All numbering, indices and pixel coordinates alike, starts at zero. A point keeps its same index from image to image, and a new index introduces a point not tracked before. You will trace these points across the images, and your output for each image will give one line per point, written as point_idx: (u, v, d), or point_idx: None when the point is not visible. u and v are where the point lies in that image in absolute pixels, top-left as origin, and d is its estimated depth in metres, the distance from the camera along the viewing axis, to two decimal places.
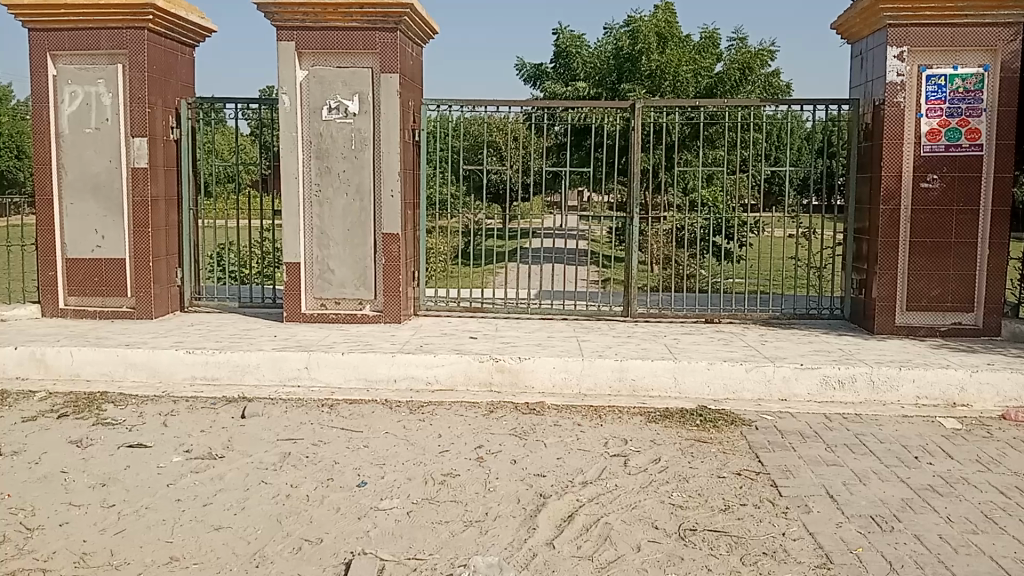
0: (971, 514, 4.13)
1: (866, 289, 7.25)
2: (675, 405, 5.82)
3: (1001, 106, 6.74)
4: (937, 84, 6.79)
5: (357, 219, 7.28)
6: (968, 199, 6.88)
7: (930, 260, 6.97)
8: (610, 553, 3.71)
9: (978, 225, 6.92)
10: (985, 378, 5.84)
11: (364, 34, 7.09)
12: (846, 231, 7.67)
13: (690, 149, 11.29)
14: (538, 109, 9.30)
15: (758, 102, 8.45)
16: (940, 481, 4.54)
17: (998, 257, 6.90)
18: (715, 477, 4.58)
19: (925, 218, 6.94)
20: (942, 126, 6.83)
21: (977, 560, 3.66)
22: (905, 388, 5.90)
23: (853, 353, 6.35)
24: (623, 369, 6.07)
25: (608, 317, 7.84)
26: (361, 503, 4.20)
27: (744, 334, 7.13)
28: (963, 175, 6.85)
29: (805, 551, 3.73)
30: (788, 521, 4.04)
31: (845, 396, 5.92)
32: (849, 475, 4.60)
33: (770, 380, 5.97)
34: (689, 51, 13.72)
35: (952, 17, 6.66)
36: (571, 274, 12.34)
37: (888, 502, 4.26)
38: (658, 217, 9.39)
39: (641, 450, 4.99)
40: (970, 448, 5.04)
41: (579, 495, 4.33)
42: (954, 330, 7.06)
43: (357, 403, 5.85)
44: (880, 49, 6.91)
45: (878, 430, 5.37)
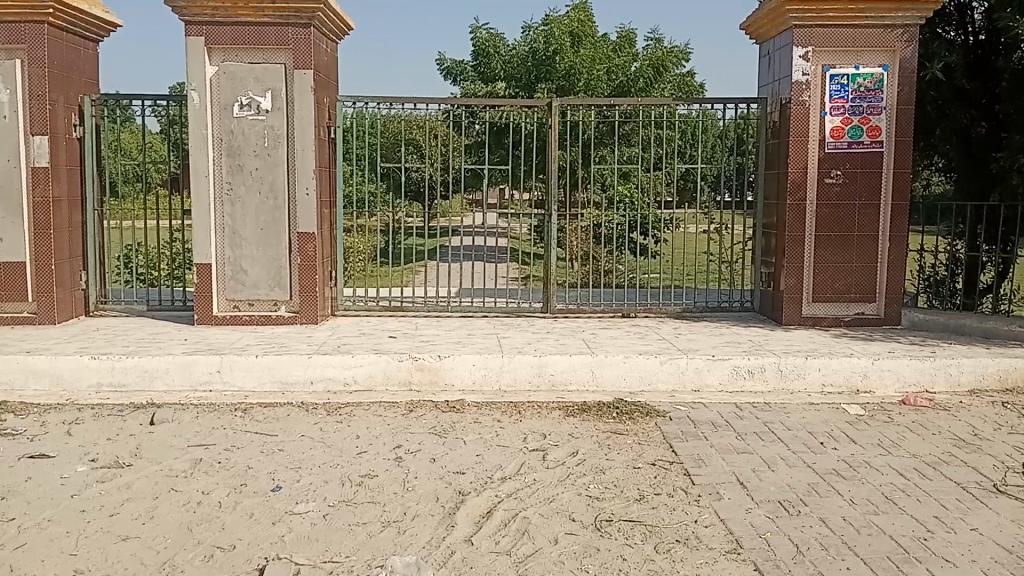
0: (873, 495, 4.31)
1: (775, 282, 7.48)
2: (593, 399, 5.89)
3: (899, 105, 7.04)
4: (840, 83, 7.03)
5: (270, 217, 7.13)
6: (869, 194, 7.16)
7: (835, 252, 7.24)
8: (528, 547, 3.74)
9: (879, 218, 7.21)
10: (886, 365, 6.09)
11: (275, 30, 6.95)
12: (756, 226, 7.90)
13: (607, 146, 11.46)
14: (456, 107, 9.25)
15: (671, 100, 8.62)
16: (844, 465, 4.72)
17: (898, 249, 7.21)
18: (631, 468, 4.66)
19: (829, 213, 7.19)
20: (845, 124, 7.08)
21: (879, 539, 3.83)
22: (811, 376, 6.10)
23: (763, 344, 6.53)
24: (543, 364, 6.12)
25: (528, 314, 7.89)
26: (276, 507, 4.12)
27: (659, 328, 7.26)
28: (864, 171, 7.13)
29: (716, 537, 3.83)
30: (700, 509, 4.14)
31: (756, 385, 6.09)
32: (758, 462, 4.74)
33: (684, 372, 6.10)
34: (603, 49, 14.02)
35: (854, 18, 6.92)
36: (491, 270, 12.41)
37: (795, 486, 4.41)
38: (577, 213, 9.51)
39: (559, 444, 5.03)
40: (872, 432, 5.25)
41: (498, 491, 4.34)
42: (857, 320, 7.32)
43: (272, 406, 5.73)
44: (787, 50, 7.13)
45: (786, 417, 5.54)
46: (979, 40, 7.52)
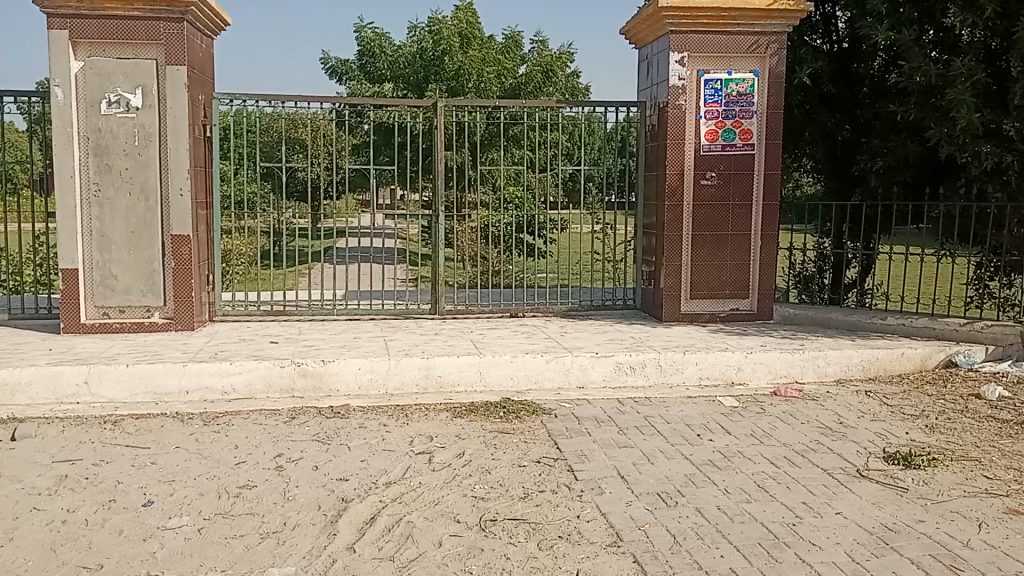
0: (745, 484, 4.50)
1: (655, 280, 7.70)
2: (479, 399, 5.91)
3: (769, 109, 7.36)
4: (714, 87, 7.29)
5: (141, 219, 6.84)
6: (742, 195, 7.47)
7: (711, 251, 7.51)
8: (412, 551, 3.71)
9: (751, 218, 7.52)
10: (759, 358, 6.36)
11: (146, 24, 6.66)
12: (637, 227, 8.11)
13: (495, 147, 11.54)
14: (343, 105, 9.10)
15: (557, 102, 8.74)
16: (719, 456, 4.90)
17: (768, 247, 7.55)
18: (516, 466, 4.70)
19: (705, 212, 7.45)
20: (719, 127, 7.35)
21: (750, 526, 3.99)
22: (689, 371, 6.31)
23: (644, 340, 6.71)
24: (429, 366, 6.09)
25: (416, 315, 7.85)
26: (147, 523, 3.95)
27: (545, 327, 7.35)
28: (737, 172, 7.42)
29: (597, 532, 3.92)
30: (582, 504, 4.22)
31: (638, 380, 6.25)
32: (638, 455, 4.86)
33: (569, 369, 6.20)
34: (492, 52, 14.10)
35: (727, 25, 7.18)
36: (381, 271, 12.27)
37: (673, 478, 4.55)
38: (466, 213, 9.53)
39: (445, 446, 5.02)
40: (746, 423, 5.47)
41: (382, 496, 4.29)
42: (732, 315, 7.61)
43: (144, 418, 5.49)
44: (664, 54, 7.33)
45: (666, 411, 5.71)
46: (842, 48, 7.93)
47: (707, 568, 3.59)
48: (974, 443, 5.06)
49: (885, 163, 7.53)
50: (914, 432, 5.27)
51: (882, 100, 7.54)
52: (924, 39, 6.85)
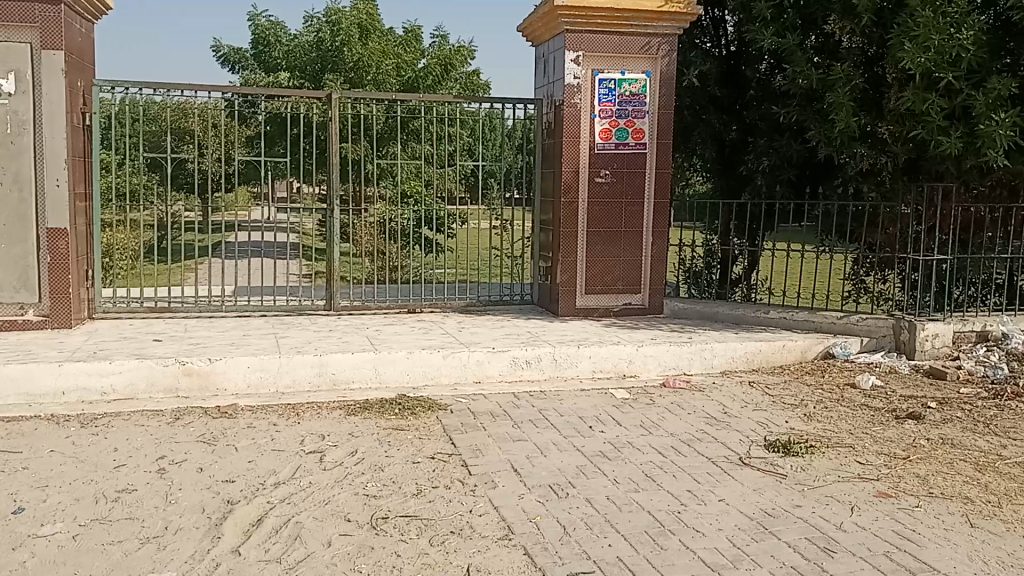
0: (634, 473, 4.61)
1: (551, 275, 7.79)
2: (374, 395, 5.85)
3: (660, 109, 7.55)
4: (608, 87, 7.42)
5: (14, 211, 6.47)
6: (635, 193, 7.64)
7: (605, 247, 7.65)
8: (300, 552, 3.65)
9: (644, 215, 7.70)
10: (650, 351, 6.53)
11: (18, 5, 6.29)
12: (534, 223, 8.19)
13: (395, 141, 11.42)
14: (237, 95, 8.83)
15: (456, 98, 8.72)
16: (609, 446, 5.00)
17: (659, 243, 7.76)
18: (410, 463, 4.68)
19: (599, 209, 7.59)
20: (613, 126, 7.49)
21: (638, 515, 4.10)
22: (583, 364, 6.42)
23: (540, 335, 6.79)
24: (322, 363, 5.99)
25: (310, 311, 7.70)
26: (16, 531, 3.75)
27: (443, 322, 7.34)
28: (630, 171, 7.59)
29: (489, 525, 3.94)
30: (474, 499, 4.24)
31: (533, 374, 6.32)
32: (532, 449, 4.92)
33: (465, 365, 6.21)
34: (391, 44, 13.92)
35: (620, 26, 7.32)
36: (277, 266, 11.97)
37: (564, 470, 4.62)
38: (364, 207, 9.40)
39: (337, 444, 4.95)
40: (636, 414, 5.60)
41: (270, 497, 4.20)
42: (625, 310, 7.78)
43: (15, 421, 5.20)
44: (559, 53, 7.42)
45: (560, 404, 5.79)
46: (730, 52, 8.20)
47: (596, 558, 3.66)
48: (848, 430, 5.34)
49: (769, 163, 7.84)
50: (794, 421, 5.52)
51: (767, 102, 7.84)
52: (806, 44, 7.14)
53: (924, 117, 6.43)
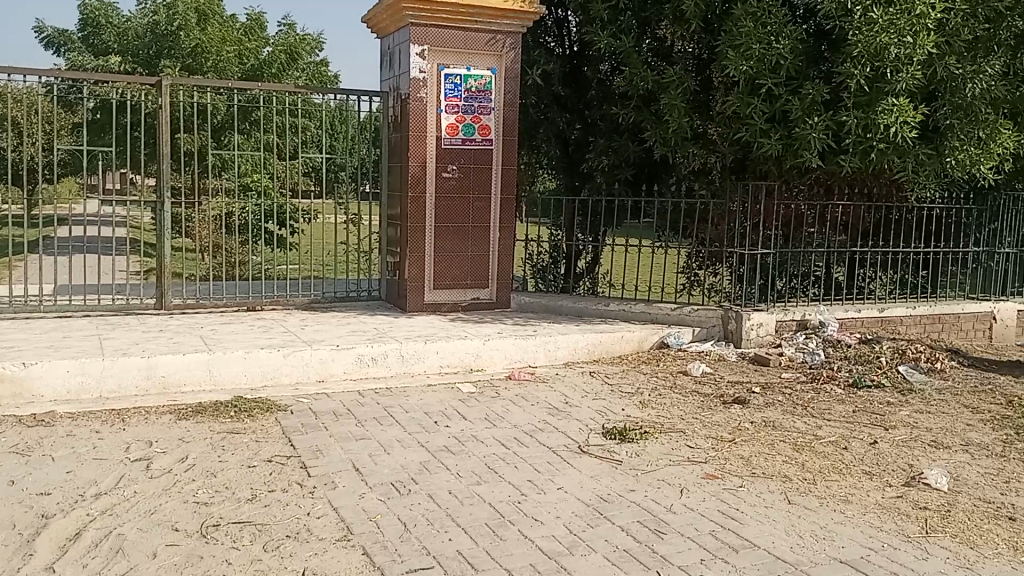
0: (477, 466, 4.64)
1: (399, 271, 7.72)
2: (209, 398, 5.60)
3: (505, 106, 7.63)
4: (453, 82, 7.42)
5: None
6: (482, 188, 7.69)
7: (453, 242, 7.66)
8: (121, 565, 3.44)
9: (491, 211, 7.77)
10: (496, 345, 6.59)
11: None
12: (381, 218, 8.10)
13: (237, 131, 11.00)
14: (59, 79, 8.23)
15: (301, 88, 8.48)
16: (453, 441, 5.02)
17: (506, 239, 7.85)
18: (245, 467, 4.51)
19: (446, 204, 7.59)
20: (459, 121, 7.50)
21: (479, 508, 4.13)
22: (429, 360, 6.40)
23: (386, 331, 6.71)
24: (152, 366, 5.68)
25: (140, 311, 7.29)
26: None
27: (284, 320, 7.12)
28: (477, 166, 7.63)
29: (327, 527, 3.86)
30: (313, 501, 4.14)
31: (378, 371, 6.25)
32: (374, 447, 4.86)
33: (307, 363, 6.06)
34: (233, 31, 13.40)
35: (465, 21, 7.33)
36: (108, 263, 11.27)
37: (407, 467, 4.59)
38: (204, 200, 8.99)
39: (167, 450, 4.71)
40: (480, 408, 5.65)
41: (90, 509, 3.94)
42: (473, 305, 7.82)
43: None
44: (404, 46, 7.35)
45: (404, 400, 5.76)
46: (573, 52, 8.40)
47: (435, 553, 3.65)
48: (680, 416, 5.60)
49: (611, 161, 8.09)
50: (631, 409, 5.73)
51: (608, 101, 8.09)
52: (643, 46, 7.42)
53: (749, 120, 6.83)
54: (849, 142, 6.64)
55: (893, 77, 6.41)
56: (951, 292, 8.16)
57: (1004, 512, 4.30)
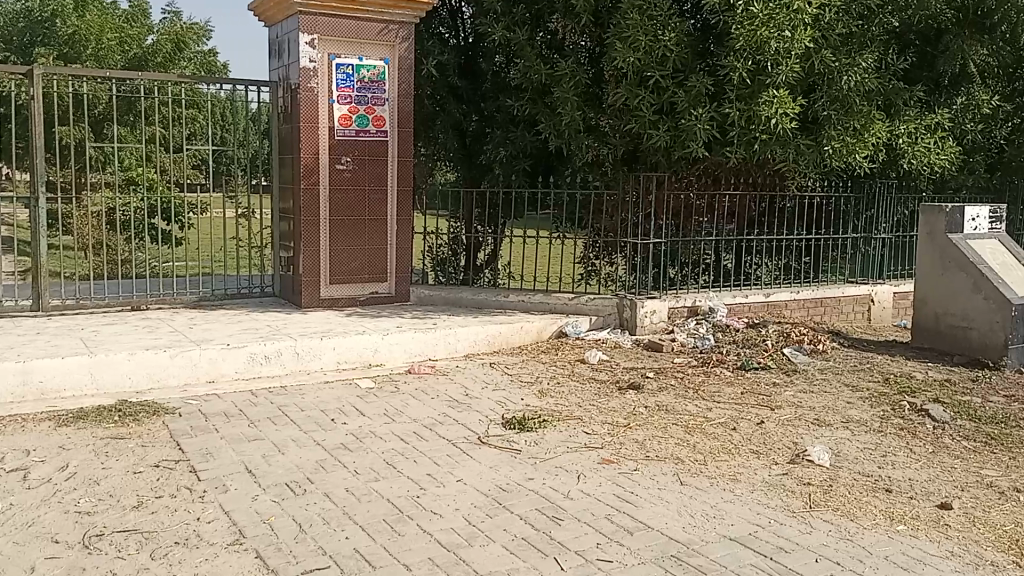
0: (374, 463, 4.60)
1: (293, 266, 7.56)
2: (91, 403, 5.35)
3: (399, 97, 7.56)
4: (345, 72, 7.30)
5: None
6: (377, 181, 7.60)
7: (348, 235, 7.54)
8: None
9: (387, 203, 7.69)
10: (394, 339, 6.54)
11: None
12: (273, 211, 7.91)
13: (120, 123, 10.55)
14: None
15: (186, 79, 8.18)
16: (350, 438, 4.95)
17: (403, 231, 7.79)
18: (131, 473, 4.34)
19: (341, 197, 7.46)
20: (352, 112, 7.39)
21: (376, 504, 4.10)
22: (326, 356, 6.30)
23: (280, 328, 6.57)
24: (28, 371, 5.38)
25: (14, 313, 6.91)
26: None
27: (172, 319, 6.87)
28: (371, 158, 7.53)
29: (218, 531, 3.76)
30: (203, 505, 4.02)
31: (272, 369, 6.11)
32: (268, 447, 4.75)
33: (197, 363, 5.87)
34: (114, 18, 12.84)
35: (355, 10, 7.22)
36: None
37: (302, 466, 4.51)
38: (84, 195, 8.58)
39: (46, 459, 4.49)
40: (378, 403, 5.60)
41: None
42: (371, 299, 7.73)
43: None
44: (293, 35, 7.19)
45: (300, 398, 5.65)
46: (467, 43, 8.40)
47: (332, 552, 3.61)
48: (578, 404, 5.69)
49: (507, 152, 8.13)
50: (529, 398, 5.79)
51: (503, 93, 8.12)
52: (536, 39, 7.48)
53: (638, 111, 6.99)
54: (734, 133, 6.88)
55: (773, 70, 6.67)
56: (832, 276, 8.56)
57: (881, 485, 4.55)
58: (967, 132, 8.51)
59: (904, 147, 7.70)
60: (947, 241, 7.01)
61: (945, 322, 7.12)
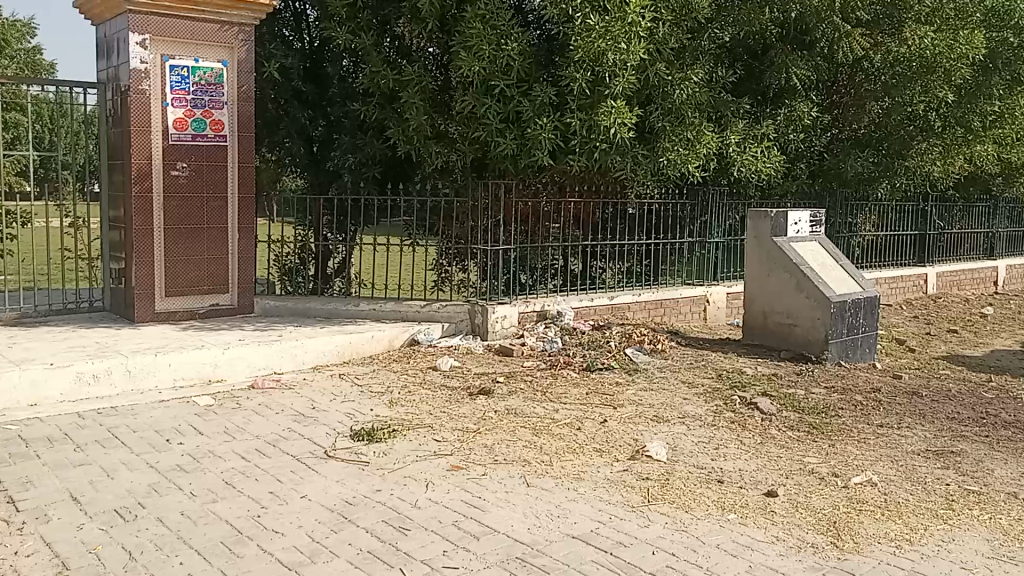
0: (213, 483, 4.43)
1: (125, 278, 7.17)
2: None
3: (239, 101, 7.32)
4: (180, 75, 7.00)
5: None
6: (216, 188, 7.33)
7: (186, 245, 7.23)
8: None
9: (227, 211, 7.43)
10: (236, 353, 6.33)
11: None
12: (103, 221, 7.47)
13: None
14: None
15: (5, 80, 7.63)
16: (187, 459, 4.75)
17: (245, 240, 7.55)
18: None
19: (177, 205, 7.15)
20: (188, 116, 7.10)
21: (214, 526, 3.95)
22: (162, 373, 6.01)
23: (111, 345, 6.21)
24: None
25: None
26: None
27: None
28: (209, 165, 7.26)
29: (38, 565, 3.51)
30: (22, 538, 3.75)
31: (102, 389, 5.77)
32: (96, 472, 4.48)
33: (16, 385, 5.47)
34: None
35: (190, 11, 6.94)
36: None
37: (134, 490, 4.29)
38: None
39: None
40: (218, 421, 5.39)
41: None
42: (212, 311, 7.44)
43: None
44: (123, 35, 6.83)
45: (133, 419, 5.36)
46: (312, 48, 8.25)
47: None
48: (428, 411, 5.70)
49: (355, 159, 8.03)
50: (378, 408, 5.74)
51: (349, 100, 8.02)
52: (382, 45, 7.45)
53: (484, 119, 7.09)
54: (575, 142, 7.10)
55: (611, 81, 6.92)
56: (672, 279, 8.97)
57: (714, 476, 4.81)
58: (790, 142, 9.14)
59: (734, 156, 8.17)
60: (773, 244, 7.48)
61: (772, 320, 7.60)
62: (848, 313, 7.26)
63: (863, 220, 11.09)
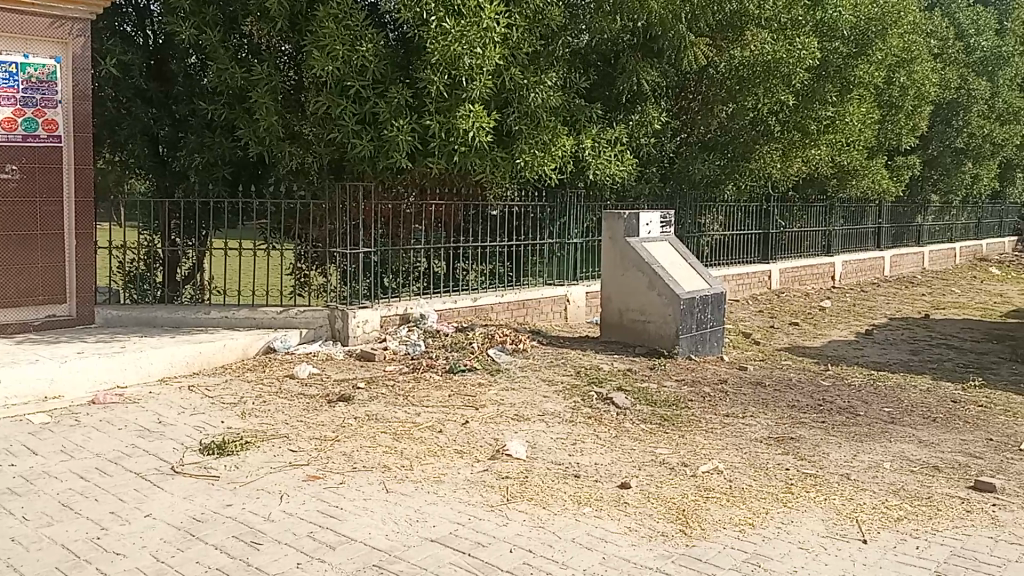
0: (48, 505, 4.17)
1: None
2: None
3: (75, 99, 6.91)
4: (7, 71, 6.54)
5: None
6: (50, 191, 6.89)
7: (16, 253, 6.76)
8: None
9: (63, 216, 7.00)
10: (74, 367, 5.97)
11: None
12: None
13: None
14: None
15: None
16: (18, 481, 4.44)
17: (84, 246, 7.12)
18: None
19: (5, 210, 6.67)
20: (16, 115, 6.64)
21: (48, 552, 3.71)
22: None
23: None
24: None
25: None
26: None
27: None
28: (42, 166, 6.82)
29: None
30: None
31: None
32: None
33: None
34: None
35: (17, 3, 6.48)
36: None
37: None
38: None
39: None
40: (54, 439, 5.07)
41: None
42: (47, 322, 6.99)
43: None
44: None
45: None
46: (156, 45, 7.89)
47: None
48: (284, 420, 5.56)
49: (203, 160, 7.73)
50: (231, 419, 5.55)
51: (196, 99, 7.71)
52: (229, 42, 7.21)
53: (340, 121, 6.98)
54: (433, 144, 7.10)
55: (467, 84, 6.97)
56: (533, 279, 9.12)
57: (571, 471, 4.93)
58: (642, 146, 9.50)
59: (588, 159, 8.42)
60: (627, 244, 7.74)
61: (628, 317, 7.86)
62: (697, 309, 7.60)
63: (712, 220, 11.66)
